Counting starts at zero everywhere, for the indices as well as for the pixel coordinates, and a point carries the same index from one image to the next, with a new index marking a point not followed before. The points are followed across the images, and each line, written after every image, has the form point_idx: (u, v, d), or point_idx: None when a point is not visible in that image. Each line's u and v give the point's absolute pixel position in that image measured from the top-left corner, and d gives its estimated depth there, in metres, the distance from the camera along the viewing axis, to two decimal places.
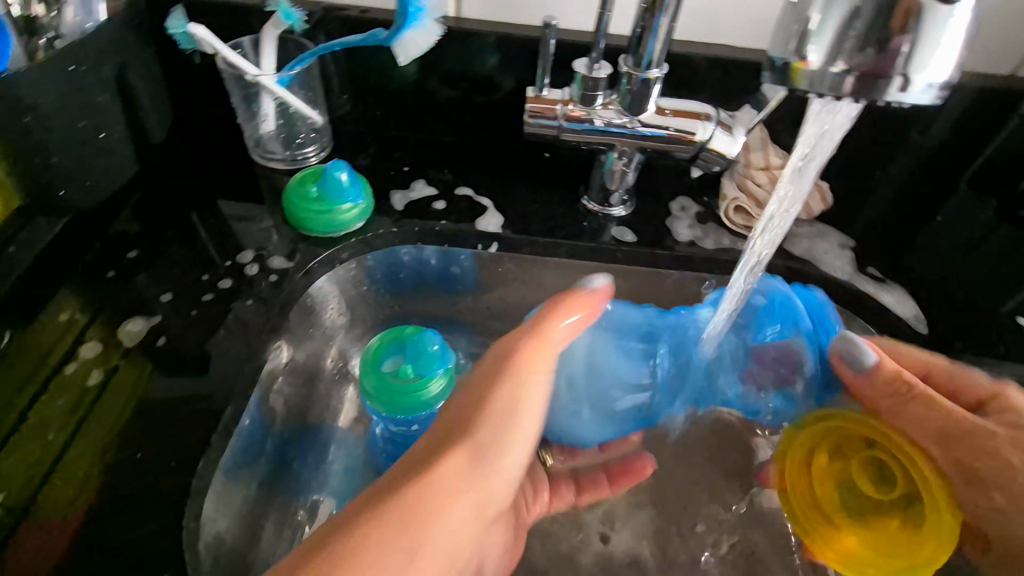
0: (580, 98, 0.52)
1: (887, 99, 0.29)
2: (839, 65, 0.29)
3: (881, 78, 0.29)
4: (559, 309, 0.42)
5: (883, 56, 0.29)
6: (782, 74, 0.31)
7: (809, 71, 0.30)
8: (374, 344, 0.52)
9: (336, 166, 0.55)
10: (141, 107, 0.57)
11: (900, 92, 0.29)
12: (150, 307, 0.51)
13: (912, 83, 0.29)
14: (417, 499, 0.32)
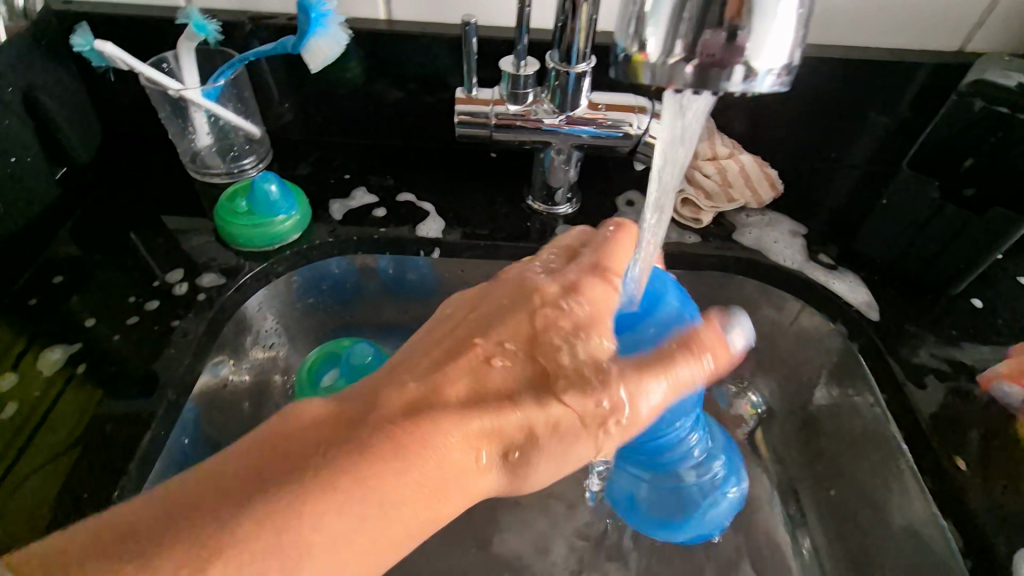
0: (509, 96, 0.51)
1: (726, 90, 0.28)
2: (675, 56, 0.28)
3: (717, 68, 0.27)
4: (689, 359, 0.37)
5: (716, 44, 0.27)
6: (625, 67, 0.30)
7: (648, 62, 0.29)
8: (310, 358, 0.50)
9: (265, 178, 0.54)
10: (60, 129, 0.56)
11: (741, 82, 0.27)
12: (75, 333, 0.50)
13: (752, 71, 0.27)
14: (387, 470, 0.31)
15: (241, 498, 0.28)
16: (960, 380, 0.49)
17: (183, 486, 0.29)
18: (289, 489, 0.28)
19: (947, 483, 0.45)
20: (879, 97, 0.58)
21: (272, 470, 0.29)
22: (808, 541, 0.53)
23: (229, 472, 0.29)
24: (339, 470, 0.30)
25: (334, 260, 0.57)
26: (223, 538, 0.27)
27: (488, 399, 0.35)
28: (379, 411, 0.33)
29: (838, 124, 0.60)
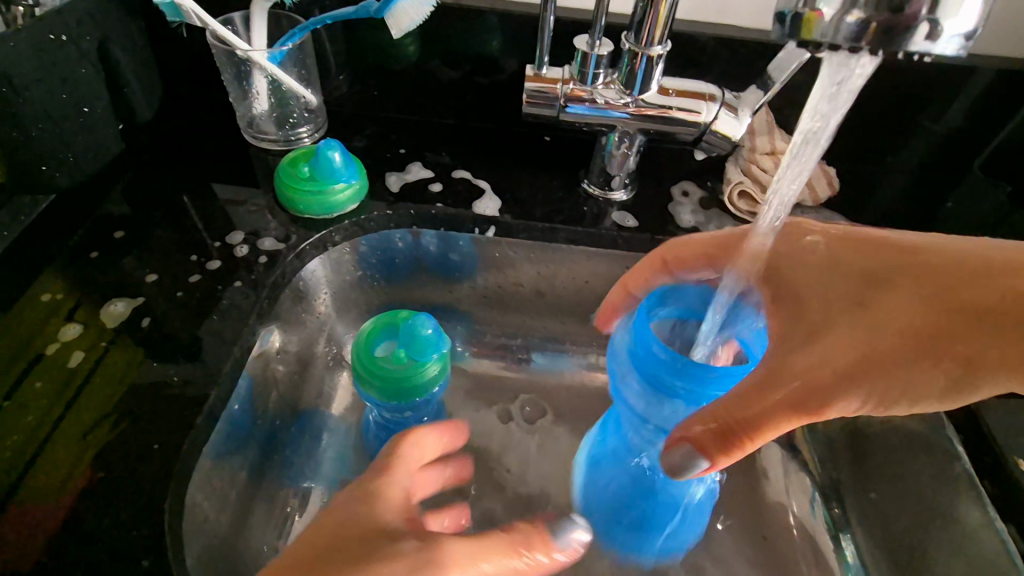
0: (579, 76, 0.51)
1: (910, 49, 0.25)
2: (856, 14, 0.25)
3: (902, 27, 0.25)
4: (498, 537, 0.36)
5: (903, 3, 0.24)
6: (791, 26, 0.26)
7: (822, 22, 0.25)
8: (368, 326, 0.52)
9: (329, 145, 0.54)
10: (127, 83, 0.56)
11: (927, 41, 0.25)
12: (135, 288, 0.50)
13: (938, 30, 0.25)
14: None
15: None
16: None
17: None
18: None
19: (1013, 488, 0.45)
20: (945, 100, 0.58)
21: None
22: (851, 541, 0.53)
23: None
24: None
25: (384, 232, 0.57)
26: None
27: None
28: None
29: (898, 126, 0.60)
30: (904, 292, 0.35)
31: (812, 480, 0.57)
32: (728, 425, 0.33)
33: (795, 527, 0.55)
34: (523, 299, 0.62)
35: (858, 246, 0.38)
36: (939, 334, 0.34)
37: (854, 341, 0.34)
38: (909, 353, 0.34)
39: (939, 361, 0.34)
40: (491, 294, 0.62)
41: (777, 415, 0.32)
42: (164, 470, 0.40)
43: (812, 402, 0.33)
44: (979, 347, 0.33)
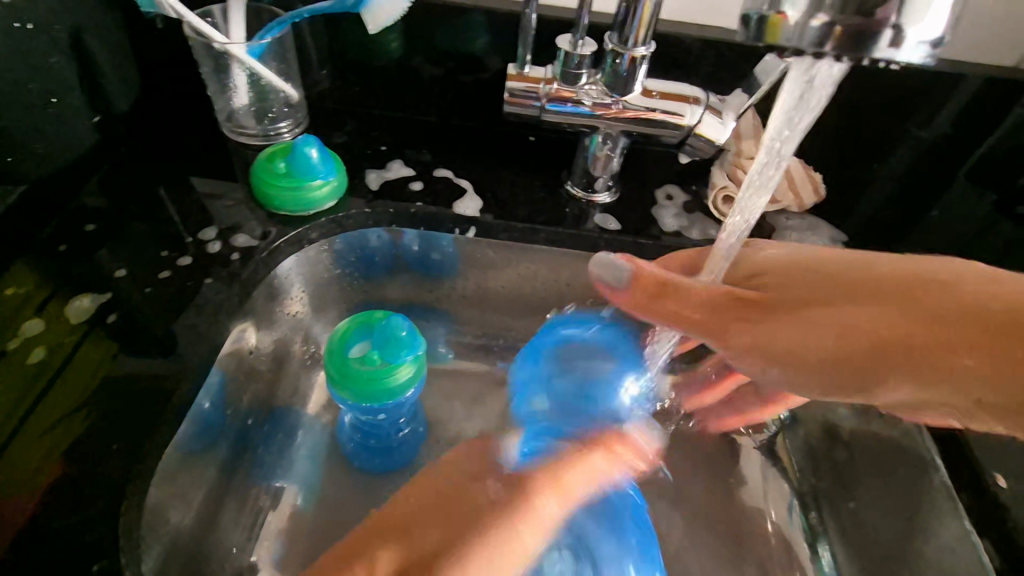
0: (562, 76, 0.50)
1: (875, 56, 0.24)
2: (821, 18, 0.24)
3: (866, 33, 0.24)
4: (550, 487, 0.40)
5: (869, 6, 0.24)
6: (757, 30, 0.26)
7: (787, 26, 0.25)
8: (341, 327, 0.51)
9: (307, 141, 0.53)
10: (102, 74, 0.55)
11: (891, 48, 0.24)
12: (104, 283, 0.49)
13: (904, 38, 0.24)
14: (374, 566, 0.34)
15: None
16: None
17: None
18: None
19: None
20: (932, 107, 0.57)
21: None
22: (828, 552, 0.52)
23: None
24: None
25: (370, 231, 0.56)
26: None
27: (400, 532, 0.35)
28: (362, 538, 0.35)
29: (884, 133, 0.60)
30: (868, 320, 0.35)
31: (790, 485, 0.56)
32: (666, 291, 0.39)
33: (772, 533, 0.54)
34: (505, 300, 0.61)
35: (843, 271, 0.38)
36: (886, 363, 0.35)
37: (831, 319, 0.36)
38: (850, 360, 0.36)
39: (882, 378, 0.35)
40: (471, 294, 0.61)
41: (698, 303, 0.38)
42: (126, 470, 0.39)
43: (717, 323, 0.38)
44: (926, 377, 0.34)
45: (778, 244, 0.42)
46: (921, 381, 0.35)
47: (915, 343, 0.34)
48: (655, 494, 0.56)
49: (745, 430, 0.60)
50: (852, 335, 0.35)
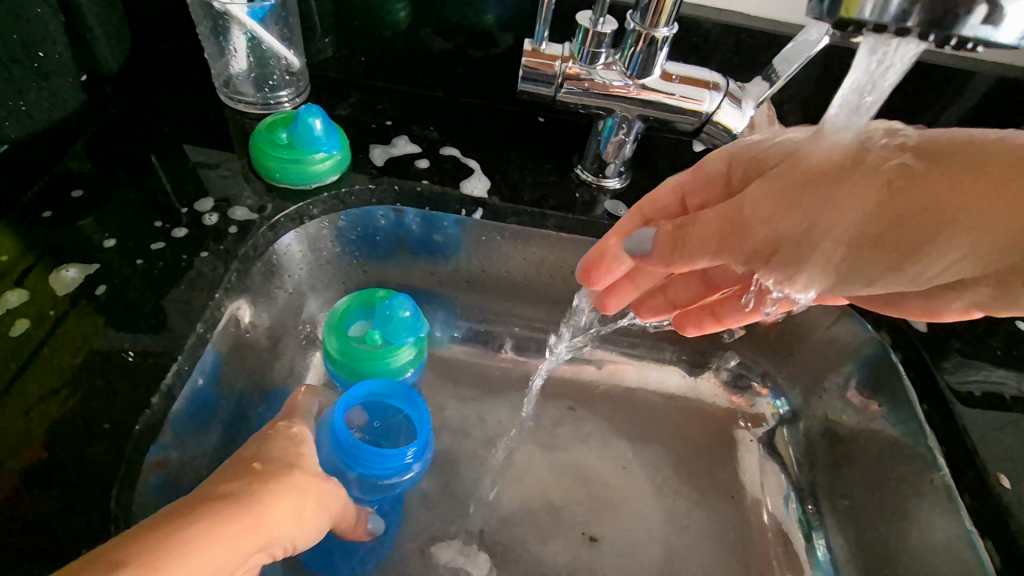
0: (581, 55, 0.48)
1: (963, 33, 0.24)
2: None
3: (956, 8, 0.23)
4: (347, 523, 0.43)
5: None
6: (832, 2, 0.25)
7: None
8: (341, 306, 0.49)
9: (309, 111, 0.51)
10: (91, 31, 0.52)
11: (985, 24, 0.23)
12: (92, 253, 0.46)
13: (999, 15, 0.23)
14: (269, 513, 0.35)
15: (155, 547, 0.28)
16: (1005, 404, 0.48)
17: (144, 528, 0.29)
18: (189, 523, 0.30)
19: (991, 502, 0.44)
20: (943, 107, 0.57)
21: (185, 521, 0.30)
22: (824, 541, 0.53)
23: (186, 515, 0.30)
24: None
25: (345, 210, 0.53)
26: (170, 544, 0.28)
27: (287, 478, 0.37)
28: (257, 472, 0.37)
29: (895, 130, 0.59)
30: (938, 168, 0.29)
31: (788, 477, 0.57)
32: (679, 230, 0.34)
33: (769, 525, 0.55)
34: (508, 285, 0.60)
35: (925, 144, 0.31)
36: (954, 210, 0.29)
37: (844, 198, 0.31)
38: (908, 222, 0.30)
39: (934, 241, 0.30)
40: (474, 279, 0.60)
41: (726, 235, 0.33)
42: (111, 451, 0.37)
43: (733, 235, 0.33)
44: (988, 235, 0.28)
45: (783, 138, 0.35)
46: (991, 247, 0.29)
47: (930, 208, 0.29)
48: (654, 485, 0.56)
49: (745, 424, 0.60)
50: (895, 203, 0.30)
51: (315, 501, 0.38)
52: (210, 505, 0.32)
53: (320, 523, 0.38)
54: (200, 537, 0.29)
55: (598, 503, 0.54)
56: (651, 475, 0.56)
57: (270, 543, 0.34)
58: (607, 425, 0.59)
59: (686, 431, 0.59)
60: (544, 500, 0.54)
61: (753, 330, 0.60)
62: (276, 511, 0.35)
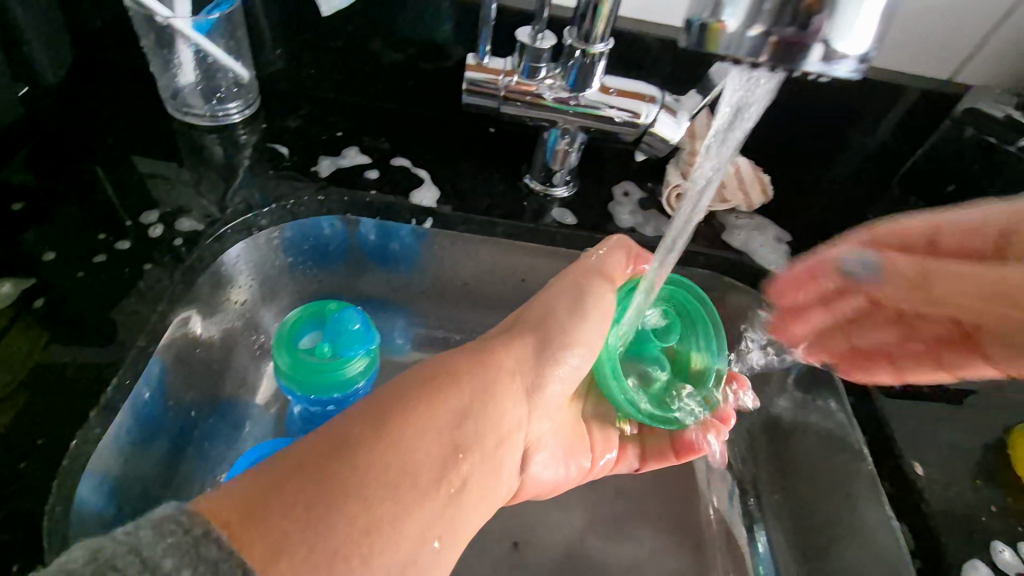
0: (523, 69, 0.50)
1: (807, 70, 0.25)
2: (757, 28, 0.24)
3: (796, 45, 0.24)
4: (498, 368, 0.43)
5: (803, 20, 0.24)
6: (694, 36, 0.25)
7: (726, 33, 0.24)
8: (291, 318, 0.50)
9: (350, 313, 0.49)
10: (27, 42, 0.53)
11: (822, 61, 0.24)
12: (31, 267, 0.46)
13: (833, 53, 0.24)
14: (449, 399, 0.38)
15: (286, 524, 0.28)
16: (919, 394, 0.52)
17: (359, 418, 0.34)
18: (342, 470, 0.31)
19: (906, 489, 0.47)
20: (872, 117, 0.60)
21: (331, 453, 0.31)
22: (764, 537, 0.54)
23: (335, 454, 0.32)
24: (404, 394, 0.37)
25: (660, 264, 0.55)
26: (333, 543, 0.28)
27: (479, 415, 0.40)
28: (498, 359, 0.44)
29: (830, 138, 0.63)
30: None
31: (733, 472, 0.59)
32: (924, 273, 0.41)
33: (713, 520, 0.57)
34: (462, 293, 0.61)
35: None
36: None
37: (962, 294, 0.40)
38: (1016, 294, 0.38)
39: None
40: (429, 289, 0.61)
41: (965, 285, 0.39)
42: (50, 467, 0.37)
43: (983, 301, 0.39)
44: None
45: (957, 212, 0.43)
46: None
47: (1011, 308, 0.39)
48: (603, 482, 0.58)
49: None
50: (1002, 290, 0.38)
51: (484, 387, 0.41)
52: (417, 424, 0.35)
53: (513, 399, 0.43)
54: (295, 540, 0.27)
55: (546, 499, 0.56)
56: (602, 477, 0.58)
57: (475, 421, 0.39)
58: None
59: None
60: None
61: None
62: (576, 304, 0.48)
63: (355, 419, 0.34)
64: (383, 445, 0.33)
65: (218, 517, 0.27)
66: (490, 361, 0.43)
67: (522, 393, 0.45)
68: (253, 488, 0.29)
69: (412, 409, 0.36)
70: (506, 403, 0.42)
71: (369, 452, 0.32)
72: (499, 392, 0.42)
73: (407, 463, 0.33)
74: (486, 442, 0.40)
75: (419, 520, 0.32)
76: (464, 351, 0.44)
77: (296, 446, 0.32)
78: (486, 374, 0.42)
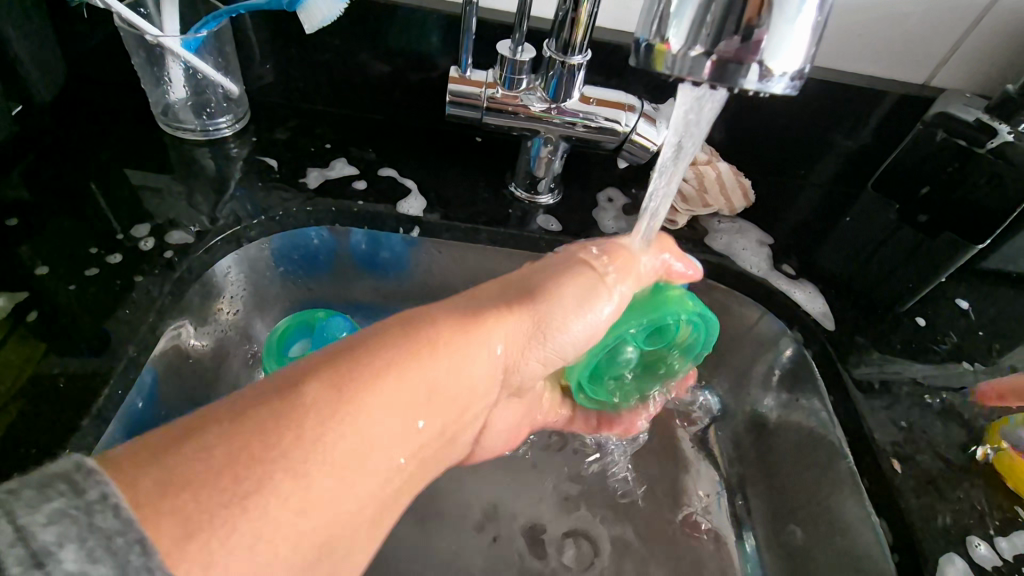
0: (504, 81, 0.51)
1: (745, 88, 0.29)
2: (698, 49, 0.29)
3: (735, 63, 0.28)
4: (475, 340, 0.40)
5: (737, 42, 0.28)
6: (647, 57, 0.30)
7: (670, 54, 0.29)
8: (281, 327, 0.51)
9: (337, 322, 0.50)
10: (21, 62, 0.55)
11: (757, 79, 0.28)
12: (25, 281, 0.48)
13: (767, 70, 0.28)
14: (417, 373, 0.36)
15: (198, 493, 0.26)
16: (902, 392, 0.52)
17: (315, 379, 0.32)
18: (281, 440, 0.29)
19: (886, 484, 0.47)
20: (850, 121, 0.62)
21: (273, 418, 0.30)
22: (752, 537, 0.56)
23: (278, 419, 0.30)
24: (371, 356, 0.35)
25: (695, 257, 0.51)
26: (248, 520, 0.27)
27: (440, 390, 0.37)
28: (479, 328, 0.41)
29: (809, 142, 0.64)
30: None
31: (720, 473, 0.60)
32: None
33: (705, 529, 0.57)
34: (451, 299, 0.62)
35: None
36: None
37: None
38: None
39: None
40: (419, 297, 0.62)
41: None
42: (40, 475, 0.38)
43: None
44: None
45: None
46: None
47: None
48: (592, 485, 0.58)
49: (680, 422, 0.63)
50: None
51: (456, 361, 0.39)
52: (372, 396, 0.33)
53: (481, 372, 0.41)
54: (212, 515, 0.26)
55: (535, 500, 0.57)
56: (590, 480, 0.58)
57: (434, 396, 0.37)
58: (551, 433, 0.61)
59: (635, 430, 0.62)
60: (484, 500, 0.56)
61: None
62: (573, 288, 0.45)
63: (320, 385, 0.32)
64: (329, 417, 0.31)
65: (134, 497, 0.25)
66: (477, 332, 0.40)
67: (493, 365, 0.42)
68: (187, 458, 0.27)
69: (372, 377, 0.34)
70: (471, 377, 0.40)
71: (322, 428, 0.30)
72: (467, 367, 0.39)
73: (348, 440, 0.31)
74: (438, 415, 0.38)
75: (344, 504, 0.31)
76: (450, 313, 0.40)
77: (247, 406, 0.30)
78: (467, 343, 0.39)
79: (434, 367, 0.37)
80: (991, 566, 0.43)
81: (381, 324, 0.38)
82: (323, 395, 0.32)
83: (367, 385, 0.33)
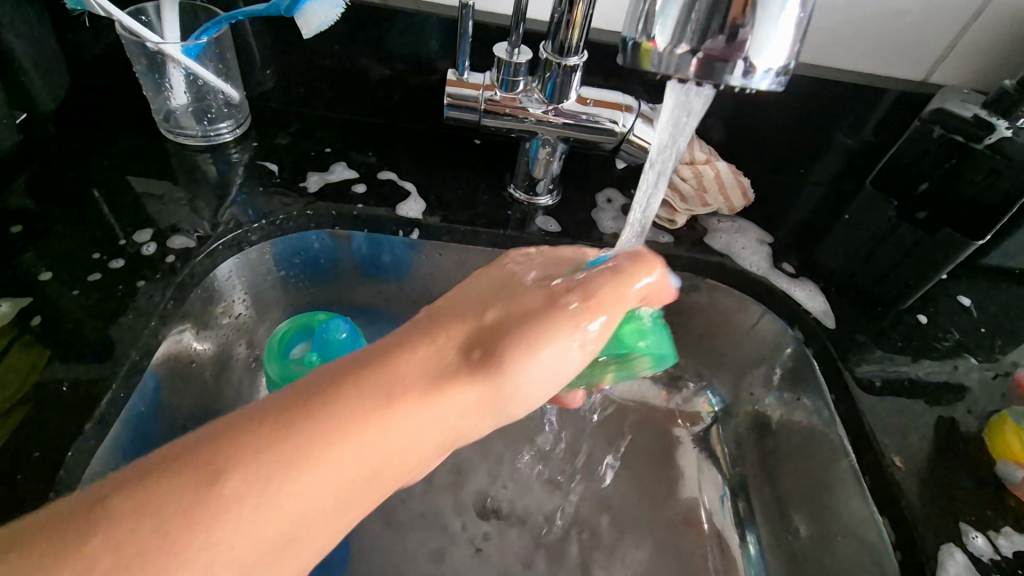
0: (501, 83, 0.51)
1: (729, 84, 0.30)
2: (683, 47, 0.30)
3: (721, 61, 0.29)
4: (439, 408, 0.31)
5: (721, 40, 0.29)
6: (634, 55, 0.32)
7: (656, 52, 0.30)
8: (281, 330, 0.51)
9: (336, 323, 0.50)
10: (24, 71, 0.56)
11: (742, 76, 0.29)
12: (29, 286, 0.48)
13: (751, 67, 0.29)
14: (356, 459, 0.28)
15: None
16: (903, 389, 0.52)
17: (218, 468, 0.25)
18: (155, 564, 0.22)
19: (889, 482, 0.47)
20: (849, 118, 0.62)
21: (152, 525, 0.23)
22: (754, 538, 0.56)
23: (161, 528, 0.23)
24: (297, 434, 0.27)
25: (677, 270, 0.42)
26: None
27: (384, 473, 0.29)
28: (444, 389, 0.31)
29: (808, 140, 0.64)
30: None
31: (722, 475, 0.60)
32: None
33: (706, 525, 0.57)
34: None
35: None
36: None
37: None
38: None
39: None
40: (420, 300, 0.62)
41: None
42: (43, 478, 0.38)
43: None
44: None
45: None
46: None
47: None
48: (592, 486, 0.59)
49: (682, 421, 0.64)
50: None
51: (411, 438, 0.30)
52: (285, 495, 0.25)
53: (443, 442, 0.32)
54: None
55: (536, 501, 0.57)
56: (591, 482, 0.58)
57: (377, 481, 0.29)
58: (554, 435, 0.61)
59: (635, 430, 0.63)
60: (486, 501, 0.56)
61: (685, 333, 0.64)
62: (555, 347, 0.35)
63: (222, 490, 0.24)
64: (226, 527, 0.24)
65: None
66: (440, 407, 0.31)
67: (461, 433, 0.33)
68: None
69: (292, 469, 0.26)
70: (426, 452, 0.31)
71: (211, 556, 0.23)
72: (423, 441, 0.31)
73: (250, 555, 0.25)
74: (381, 496, 0.30)
75: None
76: (412, 377, 0.31)
77: (133, 484, 0.24)
78: (426, 414, 0.30)
79: (378, 448, 0.29)
80: (989, 559, 0.43)
81: (321, 375, 0.30)
82: (225, 496, 0.24)
83: (280, 482, 0.26)
